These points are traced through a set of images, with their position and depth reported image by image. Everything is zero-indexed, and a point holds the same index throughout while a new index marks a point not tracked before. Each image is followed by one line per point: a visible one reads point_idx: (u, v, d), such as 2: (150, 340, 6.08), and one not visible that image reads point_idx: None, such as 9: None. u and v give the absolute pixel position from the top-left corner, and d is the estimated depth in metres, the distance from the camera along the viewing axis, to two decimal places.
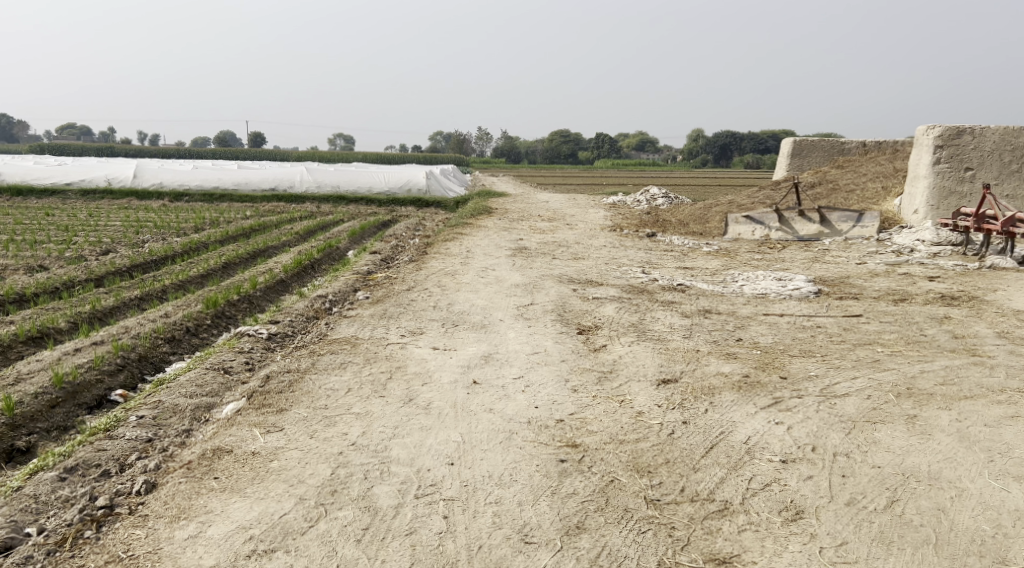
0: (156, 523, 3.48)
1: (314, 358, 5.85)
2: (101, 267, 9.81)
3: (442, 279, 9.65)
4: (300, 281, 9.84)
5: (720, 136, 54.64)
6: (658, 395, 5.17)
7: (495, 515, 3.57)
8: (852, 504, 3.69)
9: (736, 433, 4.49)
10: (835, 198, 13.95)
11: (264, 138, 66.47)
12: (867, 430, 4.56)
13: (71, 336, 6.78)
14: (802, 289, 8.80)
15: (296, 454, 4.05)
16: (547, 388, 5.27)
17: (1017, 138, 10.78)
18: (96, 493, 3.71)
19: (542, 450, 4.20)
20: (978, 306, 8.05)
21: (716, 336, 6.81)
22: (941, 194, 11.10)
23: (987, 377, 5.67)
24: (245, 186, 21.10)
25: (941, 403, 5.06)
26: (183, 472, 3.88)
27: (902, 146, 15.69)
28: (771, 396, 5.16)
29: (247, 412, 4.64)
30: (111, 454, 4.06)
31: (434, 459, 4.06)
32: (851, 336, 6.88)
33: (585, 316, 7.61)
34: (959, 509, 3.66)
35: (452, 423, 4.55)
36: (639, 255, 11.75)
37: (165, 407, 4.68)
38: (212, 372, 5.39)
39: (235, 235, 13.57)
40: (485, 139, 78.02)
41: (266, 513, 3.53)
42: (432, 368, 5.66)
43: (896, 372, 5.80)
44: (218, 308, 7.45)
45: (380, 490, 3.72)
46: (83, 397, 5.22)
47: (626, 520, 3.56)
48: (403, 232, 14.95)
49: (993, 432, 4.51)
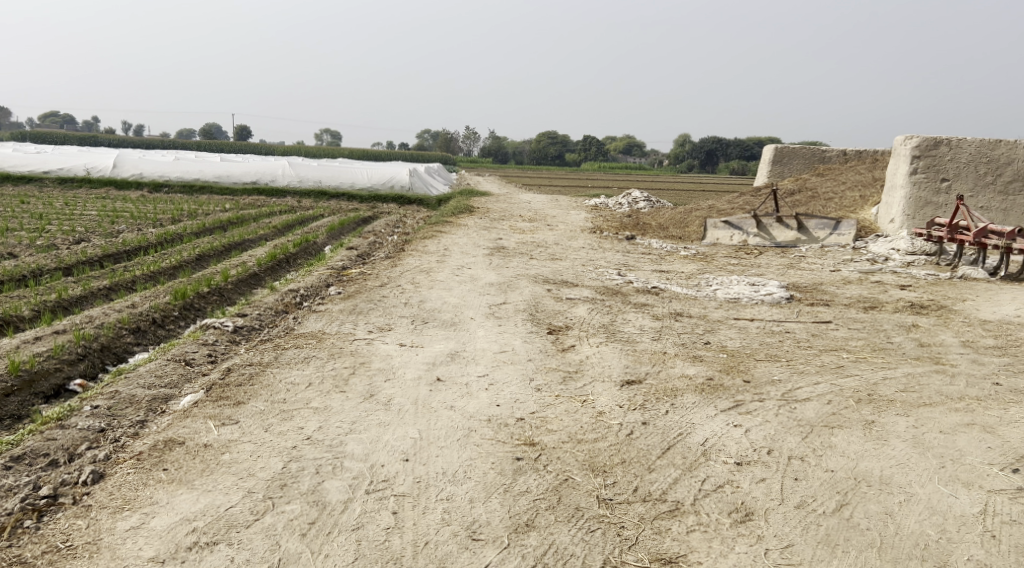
0: (99, 513, 3.43)
1: (277, 353, 5.80)
2: (71, 257, 9.68)
3: (417, 277, 9.62)
4: (273, 275, 9.80)
5: (705, 141, 55.05)
6: (621, 396, 5.18)
7: (445, 512, 3.56)
8: (802, 507, 3.71)
9: (694, 434, 4.51)
10: (813, 205, 14.06)
11: (248, 132, 66.08)
12: (824, 434, 4.59)
13: (33, 324, 6.72)
14: (775, 294, 8.86)
15: (249, 447, 4.01)
16: (511, 387, 5.26)
17: (993, 150, 10.87)
18: (41, 482, 3.66)
19: (499, 448, 4.19)
20: (945, 315, 8.14)
21: (684, 339, 6.85)
22: (916, 204, 11.21)
23: (948, 385, 5.73)
24: (227, 179, 20.95)
25: (899, 409, 5.10)
26: (133, 463, 3.84)
27: (880, 156, 15.83)
28: (732, 399, 5.18)
29: (203, 404, 4.60)
30: (61, 443, 4.01)
31: (389, 454, 4.04)
32: (819, 342, 6.94)
33: (557, 316, 7.61)
34: (907, 513, 3.69)
35: (411, 419, 4.52)
36: (616, 257, 11.79)
37: (122, 397, 4.63)
38: (173, 363, 5.34)
39: (211, 227, 13.45)
40: (471, 138, 77.99)
41: (212, 505, 3.49)
42: (397, 365, 5.65)
43: (858, 378, 5.84)
44: (186, 299, 7.38)
45: (331, 484, 3.70)
46: (40, 386, 5.18)
47: (576, 518, 3.56)
48: (382, 229, 14.93)
49: (948, 439, 4.56)
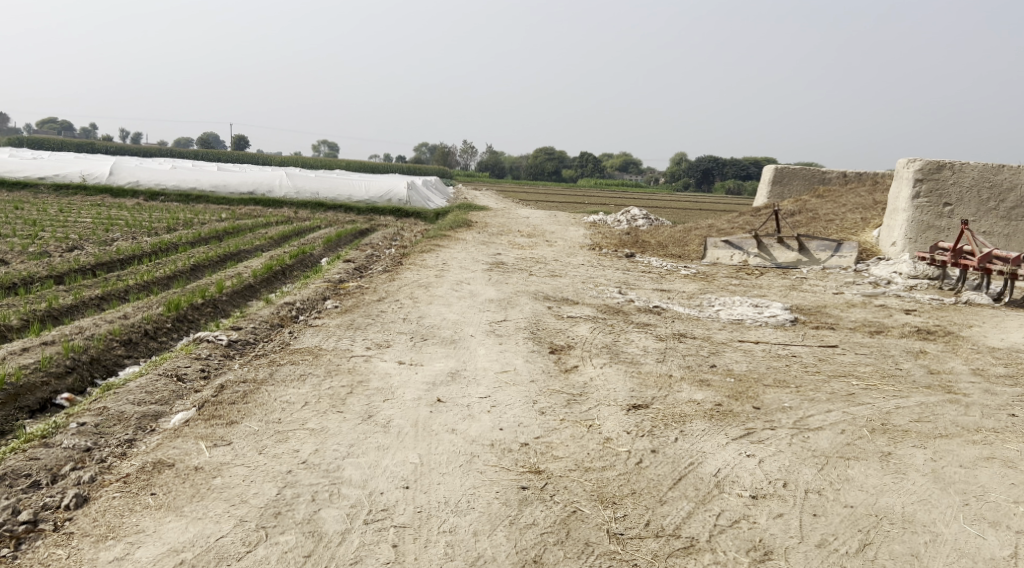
0: (80, 542, 3.24)
1: (272, 369, 5.61)
2: (63, 265, 9.48)
3: (415, 291, 9.44)
4: (269, 287, 9.60)
5: (701, 161, 55.16)
6: (628, 421, 4.99)
7: (448, 546, 3.38)
8: (823, 545, 3.56)
9: (706, 464, 4.33)
10: (814, 226, 13.95)
11: (245, 142, 66.01)
12: (840, 466, 4.42)
13: (20, 334, 6.52)
14: (779, 316, 8.71)
15: (242, 471, 3.82)
16: (514, 409, 5.07)
17: (996, 175, 10.78)
18: (21, 506, 3.46)
19: (504, 476, 4.00)
20: (953, 341, 7.99)
21: (689, 361, 6.67)
22: (919, 227, 11.08)
23: (962, 416, 5.56)
24: (224, 189, 20.73)
25: (915, 441, 4.94)
26: (119, 486, 3.65)
27: (881, 179, 15.74)
28: (743, 426, 5.00)
29: (195, 423, 4.40)
30: (44, 463, 3.81)
31: (388, 481, 3.85)
32: (826, 367, 6.76)
33: (558, 335, 7.42)
34: (933, 555, 3.55)
35: (412, 443, 4.33)
36: (616, 275, 11.64)
37: (110, 414, 4.43)
38: (164, 379, 5.13)
39: (207, 237, 13.27)
40: (469, 152, 77.98)
41: (202, 535, 3.31)
42: (396, 384, 5.44)
43: (870, 407, 5.67)
44: (180, 310, 7.18)
45: (328, 514, 3.51)
46: (25, 399, 4.99)
47: (586, 555, 3.39)
48: (380, 242, 14.76)
49: (969, 473, 4.39)
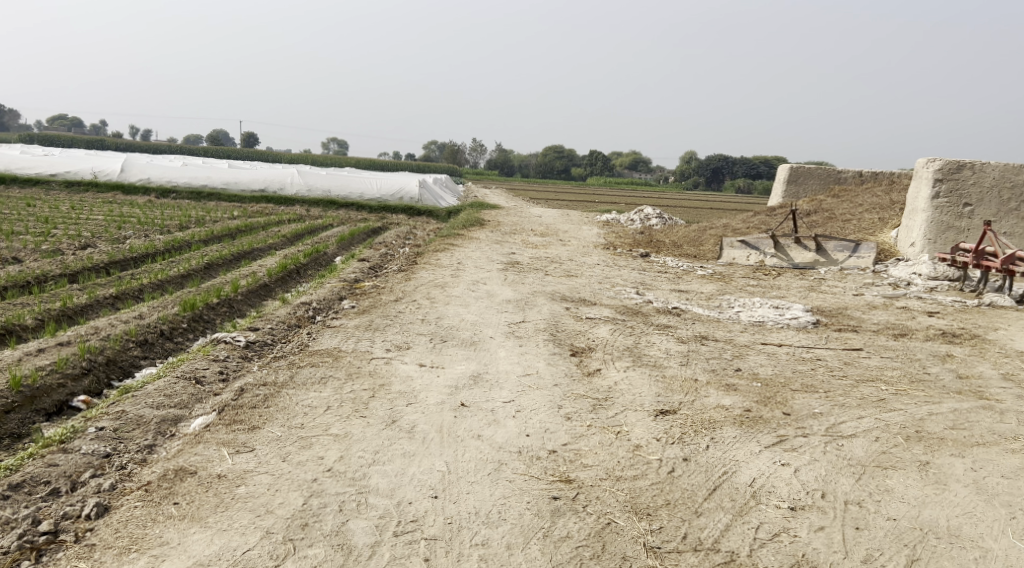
0: (103, 555, 3.15)
1: (291, 371, 5.51)
2: (77, 263, 9.42)
3: (431, 291, 9.33)
4: (284, 286, 9.51)
5: (712, 160, 54.83)
6: (656, 428, 4.87)
7: (481, 560, 3.28)
8: (868, 562, 3.45)
9: (741, 473, 4.20)
10: (832, 226, 13.76)
11: (254, 139, 66.16)
12: (879, 475, 4.28)
13: (36, 334, 6.45)
14: (801, 318, 8.55)
15: (266, 479, 3.72)
16: (538, 414, 4.95)
17: (1017, 175, 10.59)
18: (41, 516, 3.38)
19: (533, 485, 3.88)
20: (980, 345, 7.82)
21: (714, 364, 6.53)
22: (939, 228, 10.89)
23: (998, 423, 5.40)
24: (235, 186, 20.67)
25: (952, 449, 4.79)
26: (140, 495, 3.55)
27: (899, 178, 15.52)
28: (774, 434, 4.87)
29: (216, 428, 4.30)
30: (63, 470, 3.72)
31: (416, 490, 3.74)
32: (853, 371, 6.61)
33: (579, 337, 7.30)
34: None
35: (437, 450, 4.22)
36: (632, 275, 11.51)
37: (129, 418, 4.34)
38: (182, 381, 5.03)
39: (220, 235, 13.20)
40: (478, 150, 77.95)
41: (228, 547, 3.21)
42: (417, 388, 5.32)
43: (903, 413, 5.52)
44: (195, 310, 7.09)
45: (357, 525, 3.41)
46: (41, 402, 4.91)
47: None
48: (393, 240, 14.66)
49: (1011, 484, 4.25)
